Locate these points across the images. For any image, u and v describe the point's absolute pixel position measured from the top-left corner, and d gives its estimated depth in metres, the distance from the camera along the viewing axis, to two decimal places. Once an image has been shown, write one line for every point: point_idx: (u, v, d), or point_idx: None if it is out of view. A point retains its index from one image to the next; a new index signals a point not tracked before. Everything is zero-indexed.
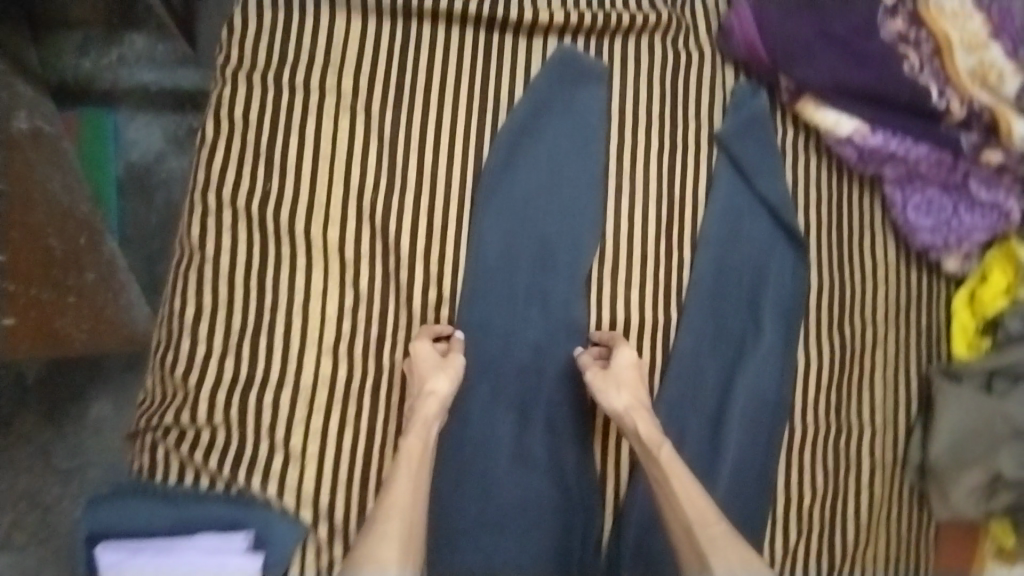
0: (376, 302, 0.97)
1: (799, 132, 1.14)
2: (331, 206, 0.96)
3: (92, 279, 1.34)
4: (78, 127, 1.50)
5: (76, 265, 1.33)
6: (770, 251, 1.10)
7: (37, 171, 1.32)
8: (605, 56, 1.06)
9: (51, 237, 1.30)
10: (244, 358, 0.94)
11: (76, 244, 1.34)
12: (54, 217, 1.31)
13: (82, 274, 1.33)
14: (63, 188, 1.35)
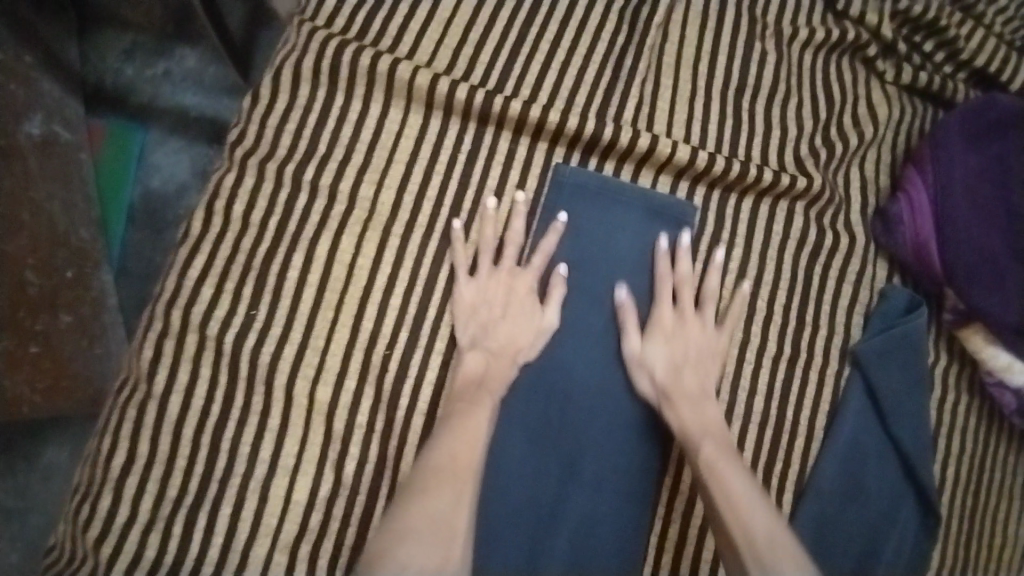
0: (364, 492, 0.72)
1: (952, 361, 0.87)
2: (330, 354, 0.73)
3: (65, 324, 1.13)
4: (103, 138, 1.28)
5: (48, 307, 1.10)
6: (893, 516, 0.82)
7: (36, 185, 1.11)
8: (719, 217, 0.83)
9: (28, 267, 1.08)
10: (172, 537, 0.70)
11: (59, 278, 1.13)
12: (40, 246, 1.10)
13: (57, 317, 1.11)
14: (64, 208, 1.17)
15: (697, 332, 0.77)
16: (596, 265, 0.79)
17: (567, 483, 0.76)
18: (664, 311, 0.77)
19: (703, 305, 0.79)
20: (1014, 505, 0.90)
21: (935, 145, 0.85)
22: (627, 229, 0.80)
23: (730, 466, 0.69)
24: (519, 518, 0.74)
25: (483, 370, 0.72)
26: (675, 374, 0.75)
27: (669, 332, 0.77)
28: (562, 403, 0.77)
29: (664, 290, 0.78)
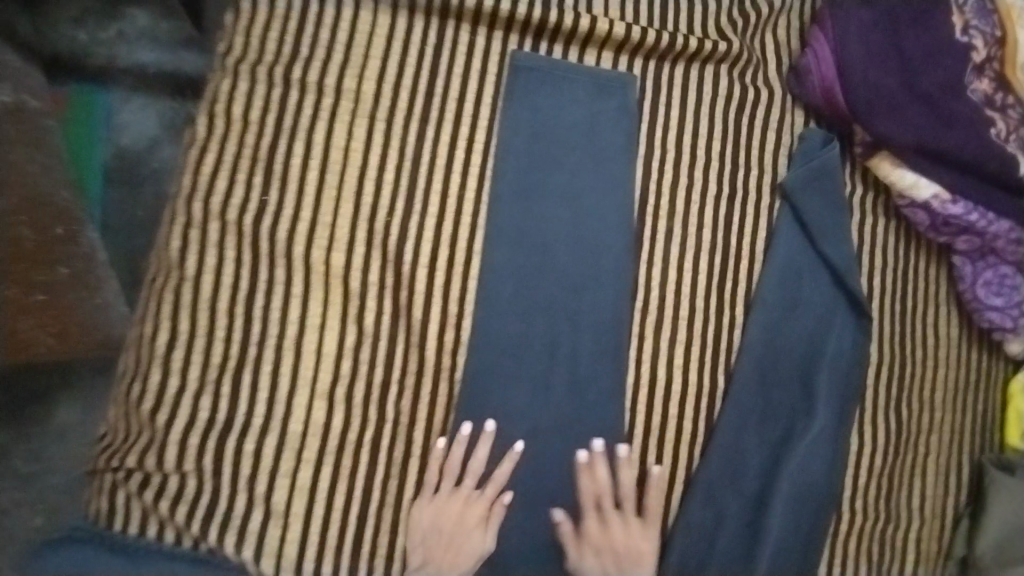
0: (383, 339, 0.83)
1: (869, 189, 1.01)
2: (337, 225, 0.84)
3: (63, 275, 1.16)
4: (67, 106, 1.31)
5: (46, 261, 1.14)
6: (830, 321, 0.95)
7: (14, 149, 1.12)
8: (659, 83, 0.95)
9: (22, 224, 1.10)
10: (222, 398, 0.80)
11: (51, 234, 1.15)
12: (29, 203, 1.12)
13: (54, 268, 1.15)
14: (44, 173, 1.16)
15: (603, 486, 0.85)
16: (555, 135, 0.90)
17: (540, 332, 0.86)
18: (462, 488, 0.82)
19: (625, 504, 0.85)
20: (940, 308, 1.03)
21: (831, 5, 0.98)
22: (576, 99, 0.92)
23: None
24: (500, 366, 0.85)
25: (449, 495, 0.82)
26: (600, 566, 0.84)
27: (463, 526, 0.81)
28: (539, 263, 0.87)
29: (586, 503, 0.85)
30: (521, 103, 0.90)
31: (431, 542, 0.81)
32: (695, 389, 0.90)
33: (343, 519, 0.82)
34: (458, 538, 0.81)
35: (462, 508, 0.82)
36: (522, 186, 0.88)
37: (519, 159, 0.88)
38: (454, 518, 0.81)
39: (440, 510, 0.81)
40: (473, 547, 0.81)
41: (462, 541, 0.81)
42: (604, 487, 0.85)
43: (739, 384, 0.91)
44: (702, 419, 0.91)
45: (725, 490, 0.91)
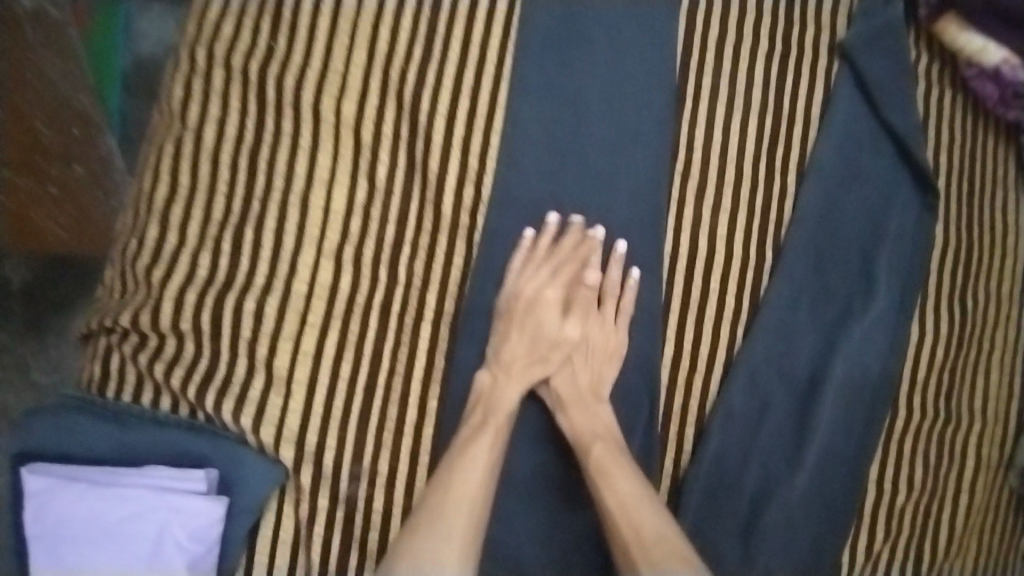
0: (397, 196, 0.77)
1: (936, 60, 0.90)
2: (351, 74, 0.77)
3: (80, 175, 1.08)
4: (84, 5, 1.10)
5: (59, 158, 1.07)
6: (891, 195, 0.86)
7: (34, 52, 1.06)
8: None
9: (39, 122, 1.07)
10: (223, 255, 0.75)
11: (68, 134, 1.08)
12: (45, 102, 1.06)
13: (68, 167, 1.07)
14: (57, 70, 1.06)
15: (614, 313, 0.80)
16: None
17: (567, 194, 0.80)
18: (552, 292, 0.78)
19: (621, 327, 0.80)
20: (1009, 191, 0.93)
21: None
22: None
23: (642, 498, 0.72)
24: (522, 231, 0.79)
25: (527, 299, 0.77)
26: (579, 390, 0.78)
27: (540, 340, 0.78)
28: (569, 120, 0.80)
29: (587, 317, 0.79)
30: None
31: (512, 375, 0.77)
32: (737, 265, 0.82)
33: (351, 387, 0.76)
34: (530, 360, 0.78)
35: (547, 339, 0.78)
36: (547, 39, 0.80)
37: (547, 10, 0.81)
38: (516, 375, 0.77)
39: (513, 337, 0.77)
40: (535, 382, 0.77)
41: (546, 373, 0.78)
42: (613, 315, 0.80)
43: (787, 261, 0.82)
44: (744, 298, 0.83)
45: (767, 375, 0.82)
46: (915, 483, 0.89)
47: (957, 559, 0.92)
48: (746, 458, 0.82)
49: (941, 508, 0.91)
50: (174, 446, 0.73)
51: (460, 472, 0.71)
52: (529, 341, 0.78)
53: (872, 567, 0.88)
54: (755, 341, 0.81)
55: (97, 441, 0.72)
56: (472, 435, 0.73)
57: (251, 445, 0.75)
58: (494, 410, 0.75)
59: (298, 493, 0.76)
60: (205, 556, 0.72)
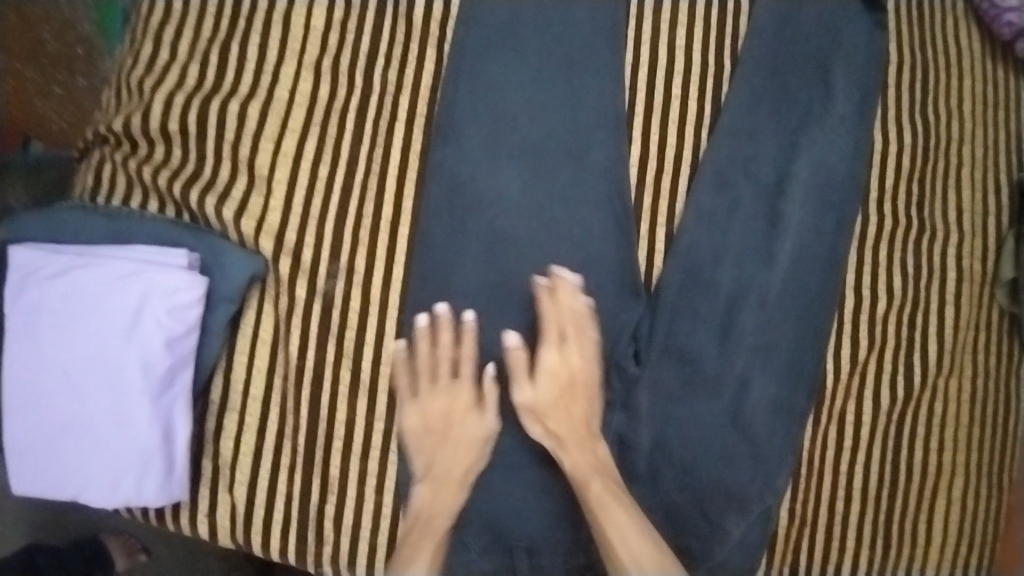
0: (371, 14, 0.83)
1: None
2: None
3: (82, 86, 1.14)
4: None
5: (66, 68, 1.14)
6: (842, 9, 0.90)
7: None
8: None
9: (47, 32, 1.14)
10: (210, 66, 0.81)
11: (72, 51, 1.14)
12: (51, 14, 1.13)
13: (74, 78, 1.14)
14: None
15: (570, 312, 0.79)
16: None
17: (529, 11, 0.84)
18: (439, 381, 0.77)
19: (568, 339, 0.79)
20: (957, 23, 0.97)
21: None
22: None
23: (619, 503, 0.75)
24: (489, 40, 0.83)
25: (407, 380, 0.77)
26: (553, 399, 0.78)
27: (452, 423, 0.77)
28: None
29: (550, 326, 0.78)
30: None
31: (441, 469, 0.77)
32: (697, 74, 0.86)
33: (328, 186, 0.80)
34: (449, 435, 0.77)
35: (449, 417, 0.77)
36: None
37: None
38: (439, 420, 0.77)
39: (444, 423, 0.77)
40: (459, 471, 0.77)
41: (463, 442, 0.77)
42: (567, 310, 0.79)
43: (745, 67, 0.86)
44: (706, 104, 0.86)
45: (733, 176, 0.84)
46: (897, 292, 0.88)
47: (951, 376, 0.91)
48: (718, 257, 0.83)
49: (928, 321, 0.90)
50: (156, 235, 0.76)
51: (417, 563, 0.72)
52: (435, 431, 0.77)
53: (859, 377, 0.87)
54: (719, 141, 0.84)
55: (82, 229, 0.76)
56: (416, 540, 0.74)
57: (232, 239, 0.77)
58: (431, 453, 0.77)
59: (278, 287, 0.78)
60: (184, 338, 0.73)
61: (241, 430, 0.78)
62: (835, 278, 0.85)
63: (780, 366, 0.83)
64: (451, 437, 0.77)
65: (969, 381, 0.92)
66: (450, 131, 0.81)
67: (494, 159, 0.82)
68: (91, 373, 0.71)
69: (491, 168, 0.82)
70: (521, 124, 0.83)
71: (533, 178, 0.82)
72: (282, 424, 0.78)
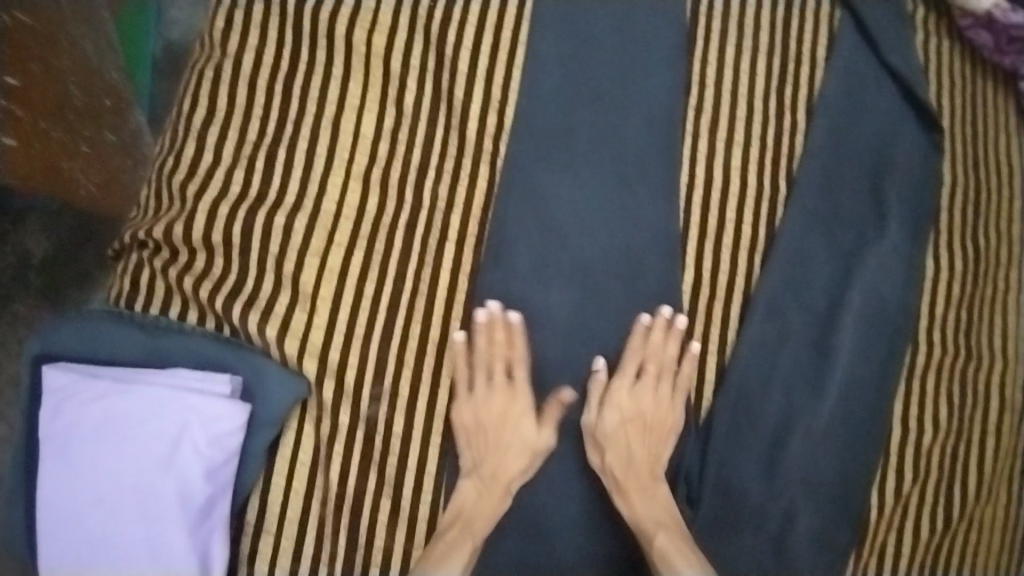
0: (422, 124, 0.81)
1: (931, 12, 0.95)
2: (380, 10, 0.82)
3: (111, 141, 1.12)
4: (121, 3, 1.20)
5: (94, 123, 1.10)
6: (899, 131, 0.89)
7: (70, 25, 1.09)
8: None
9: (72, 84, 1.09)
10: (255, 173, 0.78)
11: (99, 104, 1.10)
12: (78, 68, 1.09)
13: (100, 133, 1.11)
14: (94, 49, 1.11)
15: (659, 355, 0.78)
16: None
17: (583, 124, 0.82)
18: (497, 381, 0.77)
19: (665, 377, 0.79)
20: (1007, 143, 0.96)
21: None
22: None
23: (680, 553, 0.72)
24: (543, 158, 0.81)
25: (487, 398, 0.76)
26: (622, 433, 0.77)
27: (505, 431, 0.76)
28: (587, 55, 0.84)
29: (629, 365, 0.79)
30: None
31: (485, 472, 0.76)
32: (753, 195, 0.84)
33: (374, 306, 0.77)
34: (502, 454, 0.76)
35: (505, 421, 0.77)
36: None
37: None
38: (496, 424, 0.76)
39: (496, 422, 0.76)
40: (506, 477, 0.76)
41: (516, 469, 0.77)
42: (658, 355, 0.79)
43: (802, 190, 0.84)
44: (761, 226, 0.84)
45: (785, 304, 0.83)
46: (941, 423, 0.87)
47: (990, 505, 0.90)
48: (768, 388, 0.82)
49: (971, 451, 0.88)
50: (197, 356, 0.74)
51: (449, 561, 0.71)
52: (486, 429, 0.76)
53: (901, 510, 0.86)
54: (773, 269, 0.82)
55: (121, 346, 0.74)
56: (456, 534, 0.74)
57: (274, 358, 0.75)
58: (483, 460, 0.76)
59: (319, 409, 0.76)
60: (223, 466, 0.71)
61: (275, 557, 0.76)
62: (881, 412, 0.84)
63: (823, 501, 0.82)
64: (497, 446, 0.76)
65: (1006, 509, 0.91)
66: (502, 253, 0.79)
67: (544, 278, 0.80)
68: (124, 505, 0.68)
69: (542, 291, 0.80)
70: (573, 246, 0.81)
71: (587, 306, 0.80)
72: (317, 550, 0.76)
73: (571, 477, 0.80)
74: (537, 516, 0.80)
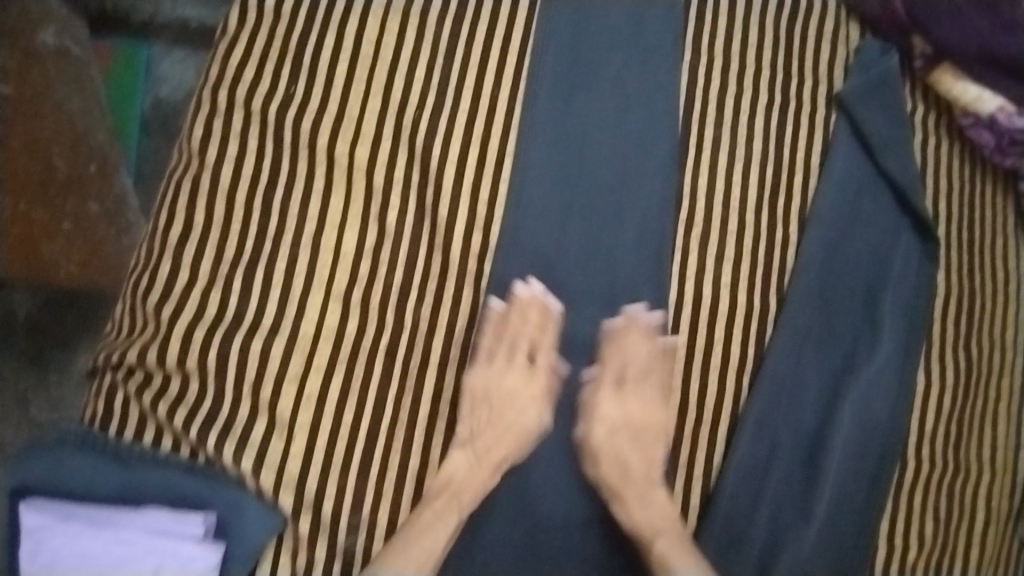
0: (406, 241, 0.79)
1: (930, 110, 0.94)
2: (364, 121, 0.80)
3: (94, 211, 1.11)
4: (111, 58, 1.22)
5: (76, 194, 1.09)
6: (892, 241, 0.87)
7: (55, 88, 1.10)
8: None
9: (55, 155, 1.09)
10: (232, 293, 0.76)
11: (83, 171, 1.10)
12: (64, 137, 1.09)
13: (84, 203, 1.10)
14: (81, 112, 1.11)
15: (636, 355, 0.80)
16: (594, 44, 0.86)
17: (574, 247, 0.82)
18: (518, 359, 0.79)
19: (648, 377, 0.80)
20: (996, 245, 0.95)
21: None
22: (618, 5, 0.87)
23: (679, 555, 0.74)
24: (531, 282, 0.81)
25: (489, 373, 0.78)
26: (611, 444, 0.79)
27: (516, 400, 0.79)
28: (575, 166, 0.83)
29: (611, 367, 0.81)
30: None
31: (482, 445, 0.77)
32: (744, 312, 0.82)
33: (353, 433, 0.76)
34: (503, 425, 0.78)
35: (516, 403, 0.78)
36: (558, 89, 0.84)
37: (561, 61, 0.84)
38: (515, 391, 0.79)
39: (506, 398, 0.78)
40: (499, 451, 0.77)
41: (512, 443, 0.78)
42: (637, 358, 0.80)
43: (792, 309, 0.82)
44: (750, 344, 0.82)
45: (773, 425, 0.81)
46: (927, 539, 0.86)
47: None
48: (754, 513, 0.81)
49: (959, 566, 0.87)
50: (171, 490, 0.72)
51: (428, 536, 0.72)
52: (491, 405, 0.78)
53: None
54: (760, 391, 0.80)
55: (95, 479, 0.72)
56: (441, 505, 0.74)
57: (250, 490, 0.73)
58: (482, 432, 0.77)
59: (296, 541, 0.74)
60: None
61: None
62: (868, 534, 0.83)
63: None
64: (495, 424, 0.77)
65: None
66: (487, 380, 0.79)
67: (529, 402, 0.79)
68: None
69: (527, 415, 0.79)
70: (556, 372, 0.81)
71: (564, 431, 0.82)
72: None
73: (556, 500, 0.80)
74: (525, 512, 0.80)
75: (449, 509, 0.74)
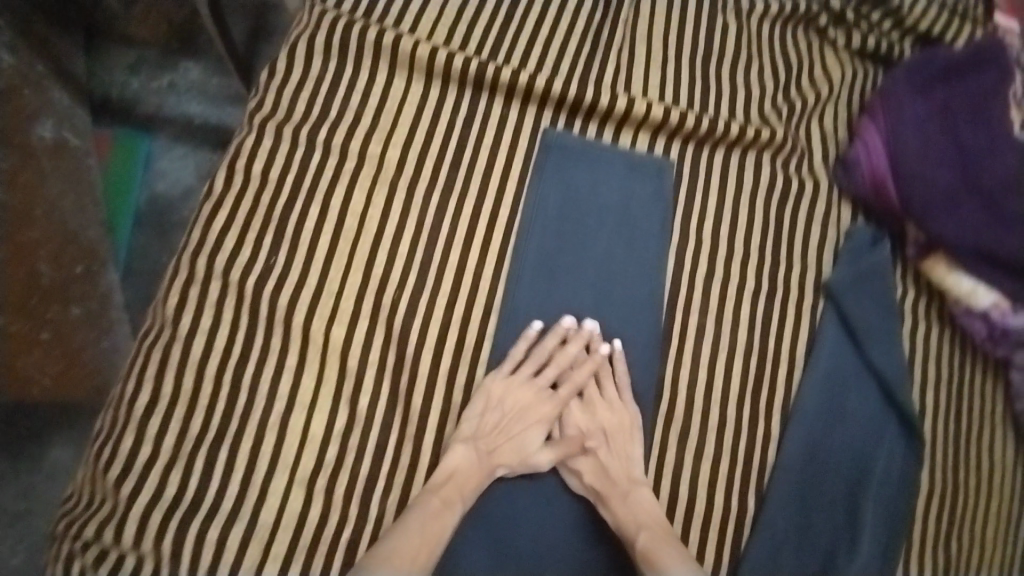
0: (377, 424, 0.77)
1: (920, 296, 0.93)
2: (343, 296, 0.78)
3: (76, 316, 1.05)
4: (111, 149, 1.22)
5: (58, 301, 1.03)
6: (876, 439, 0.86)
7: (48, 184, 1.05)
8: (683, 163, 0.89)
9: (43, 263, 1.02)
10: (195, 472, 0.74)
11: (69, 272, 1.05)
12: (53, 242, 1.04)
13: (66, 308, 1.04)
14: (76, 207, 1.09)
15: (582, 365, 0.80)
16: (584, 221, 0.85)
17: (543, 439, 0.79)
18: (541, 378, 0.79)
19: (605, 386, 0.81)
20: (982, 432, 0.93)
21: (884, 94, 0.91)
22: (609, 180, 0.86)
23: (664, 548, 0.71)
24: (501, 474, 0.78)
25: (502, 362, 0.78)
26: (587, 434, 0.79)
27: (519, 434, 0.78)
28: None
29: (567, 390, 0.80)
30: (544, 173, 0.85)
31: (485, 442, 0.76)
32: (720, 511, 0.81)
33: None
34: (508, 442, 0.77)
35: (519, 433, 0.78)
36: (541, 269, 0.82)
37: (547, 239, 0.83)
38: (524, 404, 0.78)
39: (516, 409, 0.77)
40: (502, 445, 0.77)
41: None
42: (580, 370, 0.80)
43: (769, 513, 0.80)
44: (726, 543, 0.81)
45: None
46: None
47: None
48: None
49: None
50: None
51: (427, 517, 0.70)
52: (506, 411, 0.77)
53: None
54: None
55: None
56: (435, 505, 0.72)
57: None
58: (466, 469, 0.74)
59: None
60: None
61: None
62: None
63: None
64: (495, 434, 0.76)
65: None
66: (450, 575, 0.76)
67: None
68: None
69: None
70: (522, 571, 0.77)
71: None
72: None
73: (542, 527, 0.79)
74: (499, 537, 0.78)
75: (452, 500, 0.72)
